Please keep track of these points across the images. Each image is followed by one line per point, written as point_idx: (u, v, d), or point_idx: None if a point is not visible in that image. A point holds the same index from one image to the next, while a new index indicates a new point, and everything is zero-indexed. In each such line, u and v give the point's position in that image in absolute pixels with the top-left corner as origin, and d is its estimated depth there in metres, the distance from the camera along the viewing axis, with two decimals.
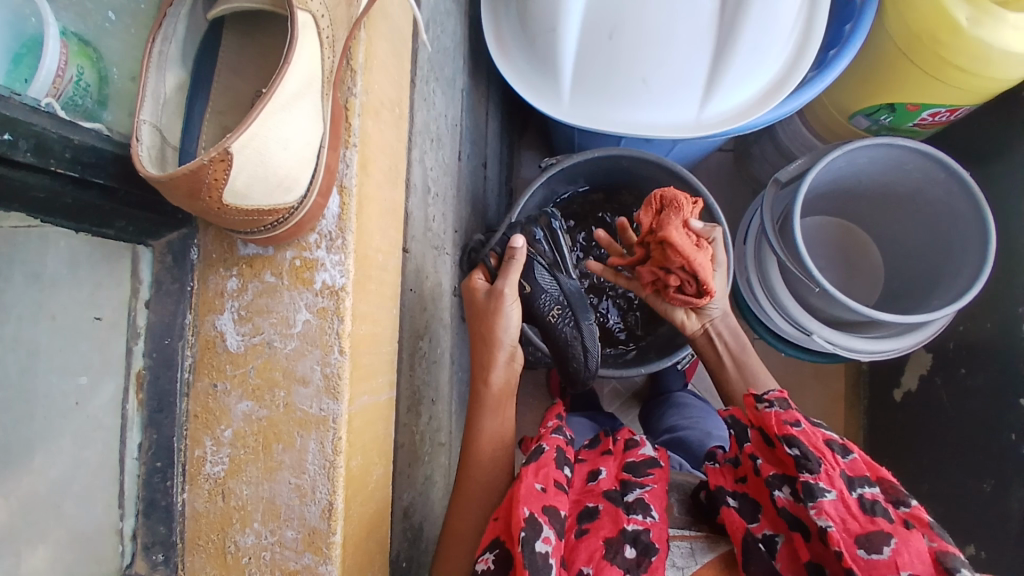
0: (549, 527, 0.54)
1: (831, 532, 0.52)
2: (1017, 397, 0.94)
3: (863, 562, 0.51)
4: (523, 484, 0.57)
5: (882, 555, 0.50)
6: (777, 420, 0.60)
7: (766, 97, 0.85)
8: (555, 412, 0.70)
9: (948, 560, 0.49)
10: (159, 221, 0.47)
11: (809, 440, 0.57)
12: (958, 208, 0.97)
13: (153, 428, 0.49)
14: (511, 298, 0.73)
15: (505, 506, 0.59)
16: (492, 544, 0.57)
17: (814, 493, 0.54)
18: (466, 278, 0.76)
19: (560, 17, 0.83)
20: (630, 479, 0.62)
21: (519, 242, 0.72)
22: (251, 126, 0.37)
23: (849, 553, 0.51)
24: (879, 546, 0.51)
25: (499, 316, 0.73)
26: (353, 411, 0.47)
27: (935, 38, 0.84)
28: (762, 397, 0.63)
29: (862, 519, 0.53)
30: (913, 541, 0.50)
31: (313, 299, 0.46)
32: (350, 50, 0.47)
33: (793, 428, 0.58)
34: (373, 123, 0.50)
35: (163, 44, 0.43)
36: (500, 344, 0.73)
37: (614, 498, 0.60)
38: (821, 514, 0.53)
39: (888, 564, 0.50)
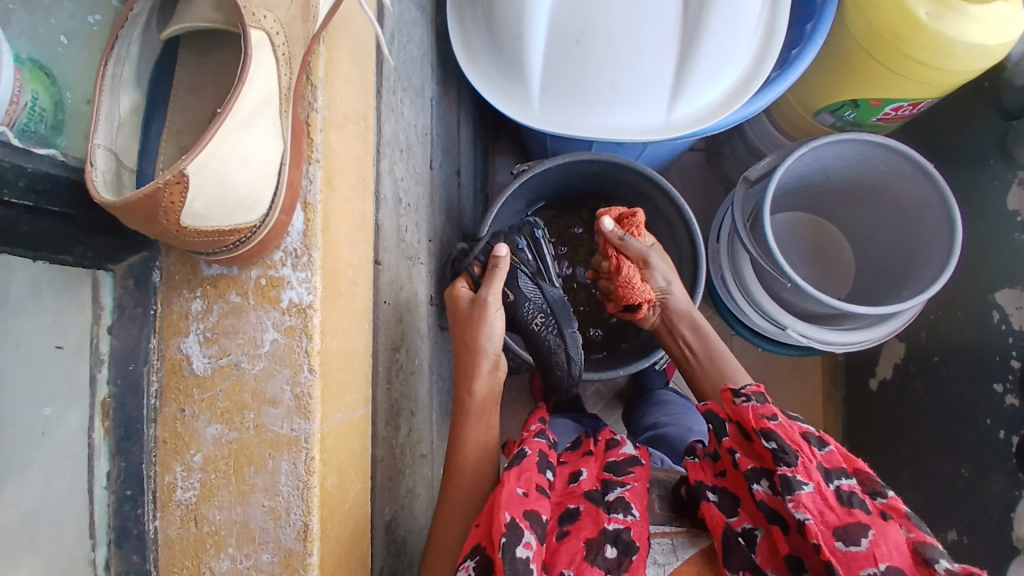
0: (529, 532, 0.54)
1: (809, 525, 0.52)
2: (992, 384, 0.96)
3: (841, 554, 0.51)
4: (504, 489, 0.57)
5: (860, 546, 0.50)
6: (755, 414, 0.60)
7: (731, 98, 0.86)
8: (537, 416, 0.70)
9: (925, 550, 0.50)
10: (119, 244, 0.46)
11: (786, 434, 0.58)
12: (923, 200, 0.98)
13: (121, 455, 0.47)
14: (495, 308, 0.72)
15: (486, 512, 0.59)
16: (473, 551, 0.57)
17: (792, 487, 0.55)
18: (449, 287, 0.75)
19: (527, 23, 0.83)
20: (611, 479, 0.62)
21: (502, 251, 0.73)
22: (206, 147, 0.37)
23: (828, 545, 0.51)
24: (856, 538, 0.51)
25: (484, 326, 0.72)
26: (326, 429, 0.46)
27: (898, 35, 0.86)
28: (739, 391, 0.64)
29: (840, 511, 0.53)
30: (890, 532, 0.51)
31: (280, 317, 0.45)
32: (309, 65, 0.47)
33: (770, 422, 0.59)
34: (337, 138, 0.49)
35: (116, 67, 0.41)
36: (484, 352, 0.72)
37: (595, 498, 0.60)
38: (799, 507, 0.53)
39: (866, 555, 0.50)
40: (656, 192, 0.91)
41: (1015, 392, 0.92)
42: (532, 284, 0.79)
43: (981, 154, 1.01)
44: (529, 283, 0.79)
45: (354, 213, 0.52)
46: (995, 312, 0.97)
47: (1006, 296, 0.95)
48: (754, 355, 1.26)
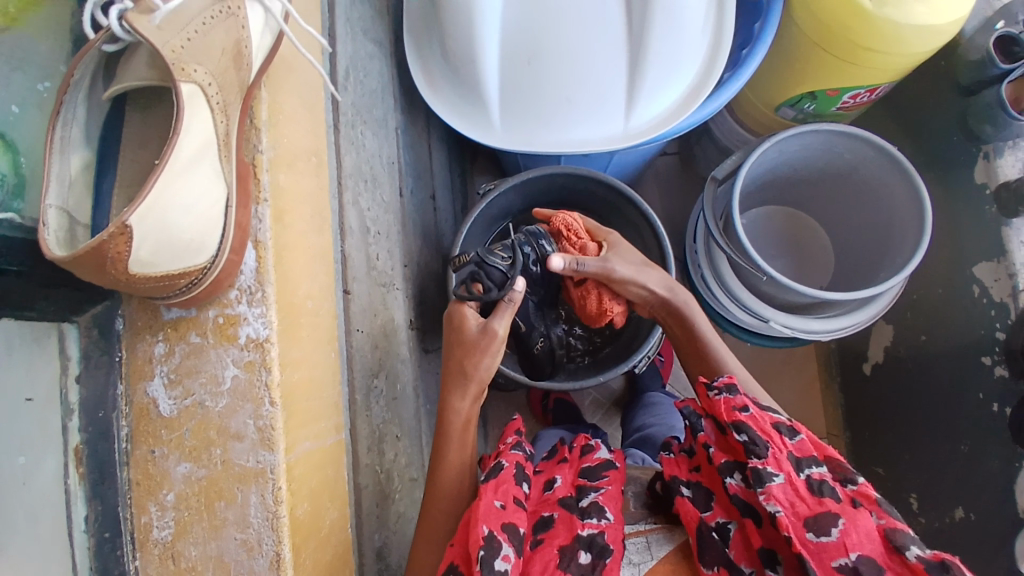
0: (506, 544, 0.55)
1: (780, 517, 0.52)
2: (980, 357, 0.95)
3: (813, 545, 0.50)
4: (481, 503, 0.58)
5: (831, 536, 0.50)
6: (727, 407, 0.60)
7: (687, 101, 0.87)
8: (513, 425, 0.69)
9: (897, 537, 0.49)
10: (82, 297, 0.48)
11: (758, 425, 0.58)
12: (890, 182, 0.99)
13: (98, 499, 0.49)
14: (502, 343, 0.70)
15: (461, 529, 0.60)
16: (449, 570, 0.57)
17: (764, 479, 0.54)
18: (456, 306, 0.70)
19: (478, 49, 0.85)
20: (585, 484, 0.63)
21: (519, 287, 0.68)
22: (147, 197, 0.39)
23: (799, 537, 0.51)
24: (827, 528, 0.50)
25: (484, 357, 0.70)
26: (292, 460, 0.47)
27: (844, 27, 0.88)
28: (712, 384, 0.64)
29: (810, 501, 0.52)
30: (860, 520, 0.51)
31: (238, 353, 0.47)
32: (251, 110, 0.49)
33: (742, 414, 0.59)
34: (287, 176, 0.51)
35: (64, 130, 0.44)
36: (473, 379, 0.70)
37: (569, 505, 0.61)
38: (771, 499, 0.53)
39: (837, 546, 0.50)
40: (623, 202, 0.93)
41: (1003, 363, 0.91)
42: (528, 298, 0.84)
43: (945, 132, 1.03)
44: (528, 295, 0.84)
45: (311, 247, 0.54)
46: (974, 287, 0.97)
47: (984, 269, 0.95)
48: (745, 350, 1.26)
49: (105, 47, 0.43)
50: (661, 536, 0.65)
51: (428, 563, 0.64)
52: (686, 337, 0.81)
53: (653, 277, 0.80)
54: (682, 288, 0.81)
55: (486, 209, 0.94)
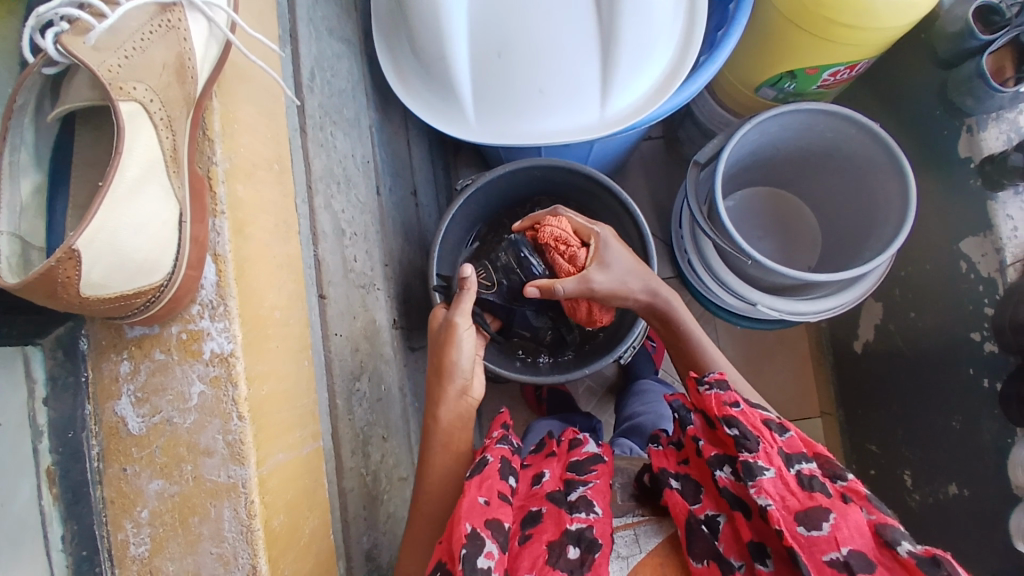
0: (491, 541, 0.53)
1: (770, 511, 0.50)
2: (969, 333, 0.95)
3: (804, 539, 0.49)
4: (465, 499, 0.56)
5: (821, 531, 0.49)
6: (717, 401, 0.59)
7: (661, 88, 0.86)
8: (503, 421, 0.68)
9: (887, 532, 0.48)
10: (44, 319, 0.48)
11: (749, 420, 0.57)
12: (872, 159, 0.98)
13: (74, 519, 0.49)
14: (465, 328, 0.71)
15: (450, 526, 0.57)
16: (436, 567, 0.55)
17: (754, 472, 0.53)
18: (427, 316, 0.75)
19: (447, 44, 0.84)
20: (573, 479, 0.63)
21: (468, 271, 0.72)
22: (94, 218, 0.40)
23: (790, 531, 0.50)
24: (818, 522, 0.49)
25: (457, 350, 0.70)
26: (264, 472, 0.47)
27: (818, 2, 0.86)
28: (703, 379, 0.62)
29: (801, 495, 0.51)
30: (851, 514, 0.49)
31: (204, 369, 0.47)
32: (203, 121, 0.48)
33: (732, 409, 0.58)
34: (245, 187, 0.51)
35: (12, 155, 0.44)
36: (450, 377, 0.70)
37: (557, 500, 0.60)
38: (760, 493, 0.52)
39: (829, 540, 0.48)
40: (603, 192, 0.92)
41: (992, 338, 0.91)
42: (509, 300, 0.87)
43: (927, 106, 1.01)
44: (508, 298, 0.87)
45: (275, 256, 0.54)
46: (961, 262, 0.96)
47: (970, 245, 0.94)
48: (736, 333, 1.26)
49: (47, 70, 0.44)
50: (649, 527, 0.65)
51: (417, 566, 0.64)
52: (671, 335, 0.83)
53: (639, 278, 0.79)
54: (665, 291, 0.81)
55: (464, 205, 0.93)
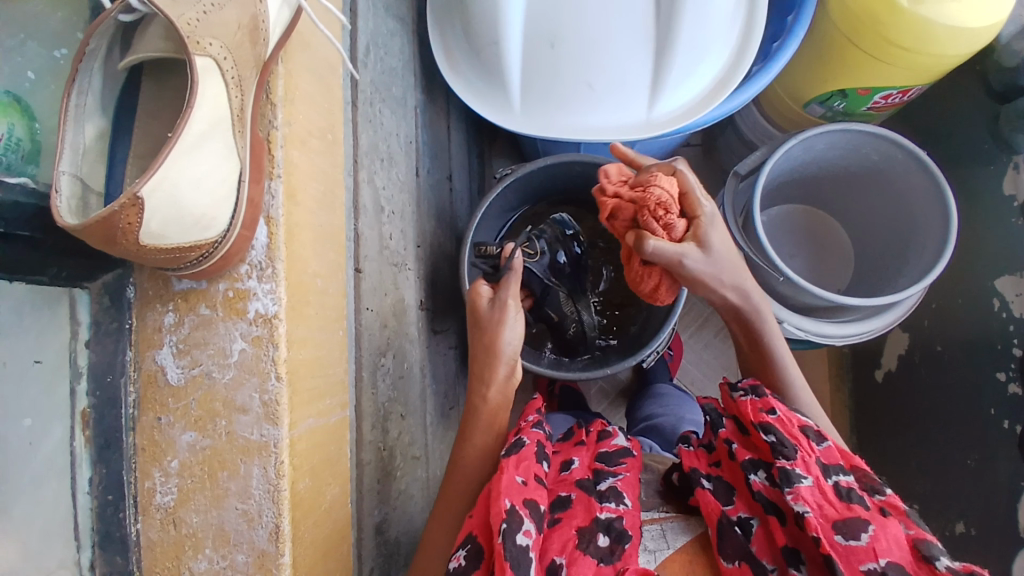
0: (529, 520, 0.54)
1: (808, 518, 0.51)
2: (994, 372, 0.93)
3: (841, 548, 0.49)
4: (504, 477, 0.56)
5: (860, 540, 0.49)
6: (753, 408, 0.60)
7: (710, 95, 0.86)
8: (535, 404, 0.69)
9: (925, 547, 0.48)
10: (93, 264, 0.48)
11: (786, 427, 0.57)
12: (916, 185, 0.97)
13: (103, 463, 0.50)
14: (514, 310, 0.69)
15: (482, 501, 0.58)
16: (465, 540, 0.57)
17: (792, 479, 0.53)
18: (470, 290, 0.71)
19: (500, 30, 0.84)
20: (603, 469, 0.63)
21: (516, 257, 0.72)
22: (159, 168, 0.39)
23: (827, 538, 0.50)
24: (856, 532, 0.49)
25: (504, 330, 0.68)
26: (295, 435, 0.48)
27: (876, 18, 0.85)
28: (737, 385, 0.63)
29: (838, 505, 0.52)
30: (890, 527, 0.49)
31: (247, 328, 0.47)
32: (267, 85, 0.49)
33: (768, 416, 0.58)
34: (299, 153, 0.51)
35: (78, 98, 0.44)
36: (501, 357, 0.68)
37: (586, 487, 0.61)
38: (798, 500, 0.52)
39: (867, 550, 0.48)
40: None
41: (1018, 380, 0.89)
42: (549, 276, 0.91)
43: (973, 139, 0.99)
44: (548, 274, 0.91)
45: (320, 225, 0.54)
46: (995, 300, 0.94)
47: (1006, 283, 0.93)
48: None
49: (121, 17, 0.43)
50: (677, 525, 0.64)
51: (443, 541, 0.64)
52: (751, 344, 0.75)
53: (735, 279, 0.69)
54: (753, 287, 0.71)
55: (501, 194, 0.94)
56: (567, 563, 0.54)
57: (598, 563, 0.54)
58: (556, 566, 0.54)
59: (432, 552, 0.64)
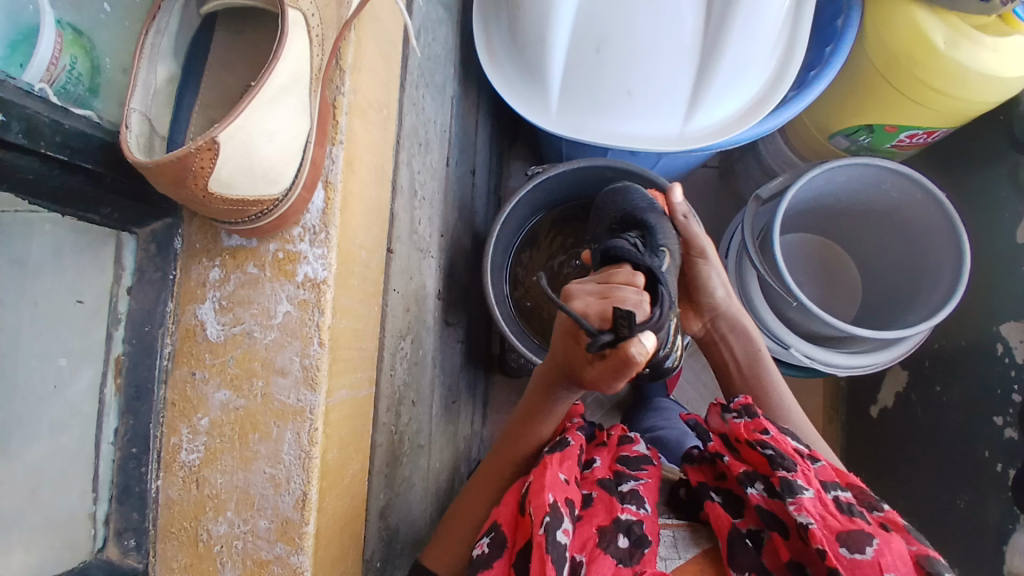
0: (568, 518, 0.53)
1: (812, 528, 0.50)
2: (993, 415, 0.93)
3: (846, 562, 0.48)
4: (548, 472, 0.56)
5: (865, 554, 0.48)
6: (746, 428, 0.60)
7: (746, 116, 0.85)
8: (581, 406, 0.69)
9: (928, 563, 0.48)
10: (145, 210, 0.49)
11: (782, 445, 0.57)
12: (934, 226, 0.98)
13: (131, 414, 0.49)
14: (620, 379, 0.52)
15: (511, 493, 0.59)
16: (490, 529, 0.57)
17: (794, 490, 0.53)
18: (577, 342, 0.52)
19: (549, 28, 0.83)
20: (625, 471, 0.62)
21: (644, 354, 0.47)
22: (238, 119, 0.40)
23: (832, 550, 0.49)
24: (860, 546, 0.49)
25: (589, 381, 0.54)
26: (330, 403, 0.48)
27: (912, 59, 0.85)
28: (729, 406, 0.64)
29: (842, 517, 0.51)
30: (894, 543, 0.49)
31: (294, 291, 0.47)
32: (339, 51, 0.49)
33: (762, 435, 0.58)
34: (360, 122, 0.51)
35: (155, 37, 0.46)
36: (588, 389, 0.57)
37: (609, 487, 0.60)
38: (801, 510, 0.51)
39: (872, 564, 0.48)
40: None
41: (1015, 424, 0.89)
42: (654, 211, 0.72)
43: (993, 184, 1.00)
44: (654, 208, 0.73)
45: (370, 199, 0.54)
46: (999, 343, 0.94)
47: (1012, 328, 0.93)
48: None
49: None
50: (687, 534, 0.62)
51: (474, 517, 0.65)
52: (744, 360, 0.78)
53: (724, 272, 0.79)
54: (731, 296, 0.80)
55: (530, 192, 0.93)
56: (586, 562, 0.53)
57: (618, 564, 0.53)
58: (576, 564, 0.53)
59: (456, 522, 0.65)
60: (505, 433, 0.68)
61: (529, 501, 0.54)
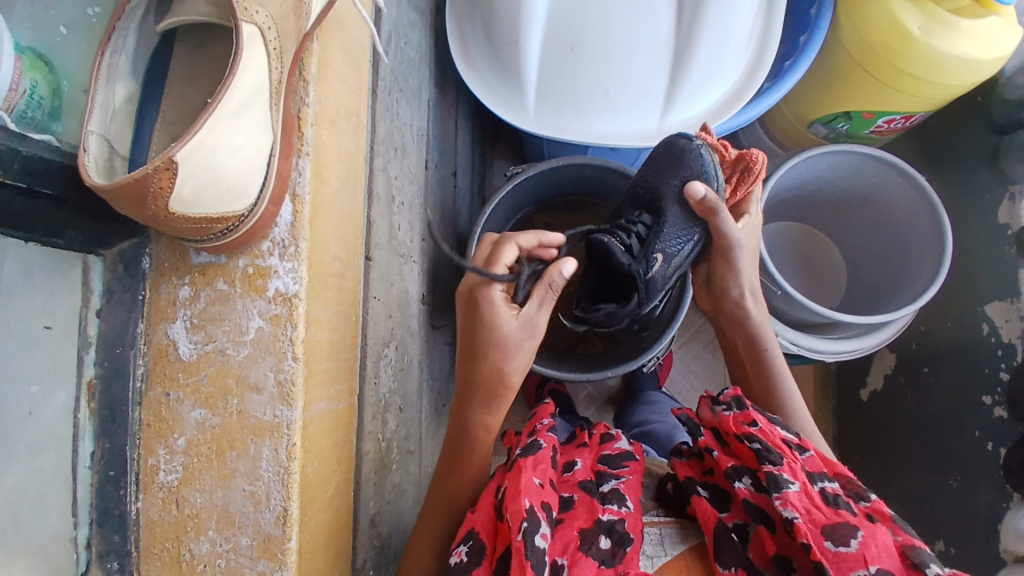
0: (545, 523, 0.53)
1: (797, 524, 0.50)
2: (980, 396, 0.94)
3: (831, 555, 0.49)
4: (523, 477, 0.56)
5: (850, 547, 0.48)
6: (734, 420, 0.60)
7: (724, 107, 0.85)
8: (547, 409, 0.67)
9: (914, 554, 0.48)
10: (112, 230, 0.48)
11: (769, 437, 0.57)
12: (914, 209, 0.98)
13: (106, 437, 0.49)
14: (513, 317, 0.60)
15: (485, 499, 0.59)
16: (467, 536, 0.56)
17: (780, 484, 0.53)
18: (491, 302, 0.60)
19: (523, 29, 0.82)
20: (606, 471, 0.62)
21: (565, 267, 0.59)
22: (195, 137, 0.40)
23: (817, 545, 0.49)
24: (845, 539, 0.49)
25: (515, 357, 0.60)
26: (308, 418, 0.48)
27: (888, 46, 0.85)
28: (719, 398, 0.63)
29: (827, 510, 0.51)
30: (879, 534, 0.49)
31: (266, 306, 0.47)
32: (302, 62, 0.49)
33: (749, 428, 0.58)
34: (328, 132, 0.51)
35: (112, 57, 0.46)
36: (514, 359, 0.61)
37: (589, 489, 0.60)
38: (787, 505, 0.51)
39: (857, 557, 0.48)
40: None
41: (1003, 405, 0.90)
42: (678, 201, 0.68)
43: (972, 167, 1.00)
44: (680, 196, 0.67)
45: (341, 208, 0.54)
46: (984, 325, 0.95)
47: (996, 309, 0.93)
48: None
49: None
50: (674, 532, 0.62)
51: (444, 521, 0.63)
52: (751, 360, 0.75)
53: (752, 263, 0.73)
54: (760, 306, 0.74)
55: (510, 192, 0.92)
56: (569, 565, 0.53)
57: (600, 565, 0.54)
58: (557, 567, 0.53)
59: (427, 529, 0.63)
60: (449, 442, 0.66)
61: (506, 507, 0.54)
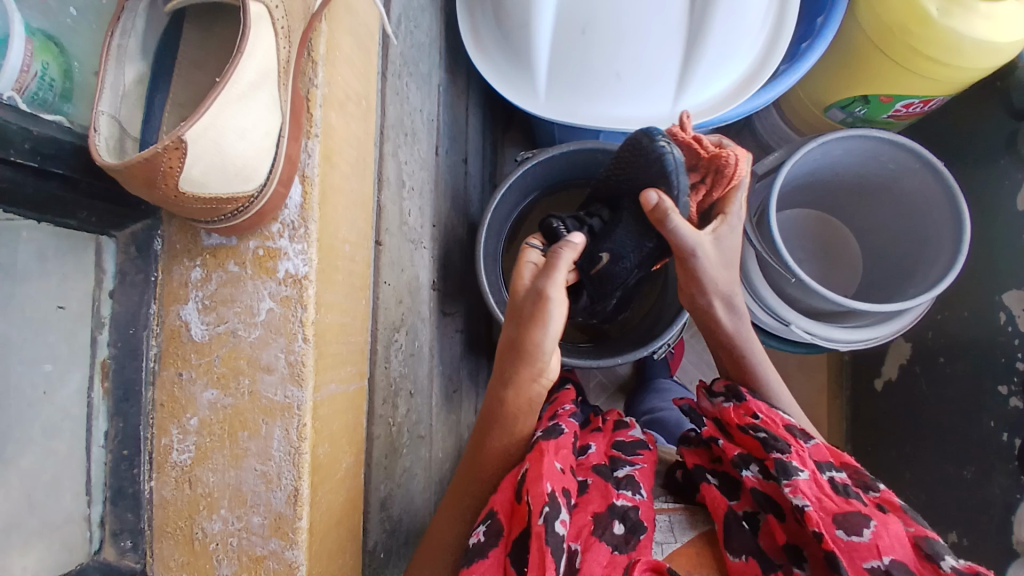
0: (564, 509, 0.53)
1: (808, 512, 0.50)
2: (997, 385, 0.92)
3: (843, 544, 0.48)
4: (544, 461, 0.55)
5: (862, 537, 0.48)
6: (738, 412, 0.60)
7: (738, 91, 0.83)
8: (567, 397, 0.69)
9: (927, 545, 0.47)
10: (124, 213, 0.49)
11: (773, 427, 0.57)
12: (932, 195, 0.96)
13: (120, 416, 0.50)
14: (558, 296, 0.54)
15: (507, 480, 0.59)
16: (486, 517, 0.57)
17: (789, 472, 0.52)
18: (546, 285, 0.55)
19: (532, 14, 0.80)
20: (619, 457, 0.63)
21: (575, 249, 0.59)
22: (204, 117, 0.40)
23: (829, 534, 0.49)
24: (858, 528, 0.48)
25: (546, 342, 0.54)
26: (318, 399, 0.48)
27: (906, 29, 0.83)
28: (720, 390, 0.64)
29: (838, 499, 0.51)
30: (892, 524, 0.48)
31: (276, 288, 0.48)
32: (310, 42, 0.49)
33: (753, 419, 0.58)
34: (337, 115, 0.51)
35: (122, 39, 0.46)
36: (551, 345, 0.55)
37: (604, 473, 0.60)
38: (797, 493, 0.51)
39: (869, 547, 0.47)
40: None
41: (1019, 394, 0.88)
42: None
43: (992, 152, 0.98)
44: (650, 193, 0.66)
45: (351, 191, 0.54)
46: (1001, 313, 0.93)
47: (1013, 297, 0.92)
48: None
49: None
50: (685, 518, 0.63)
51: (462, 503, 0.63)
52: (734, 363, 0.72)
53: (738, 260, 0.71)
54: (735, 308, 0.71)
55: (521, 177, 0.92)
56: (583, 549, 0.53)
57: (613, 551, 0.53)
58: (571, 552, 0.53)
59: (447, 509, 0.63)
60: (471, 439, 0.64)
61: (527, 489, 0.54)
